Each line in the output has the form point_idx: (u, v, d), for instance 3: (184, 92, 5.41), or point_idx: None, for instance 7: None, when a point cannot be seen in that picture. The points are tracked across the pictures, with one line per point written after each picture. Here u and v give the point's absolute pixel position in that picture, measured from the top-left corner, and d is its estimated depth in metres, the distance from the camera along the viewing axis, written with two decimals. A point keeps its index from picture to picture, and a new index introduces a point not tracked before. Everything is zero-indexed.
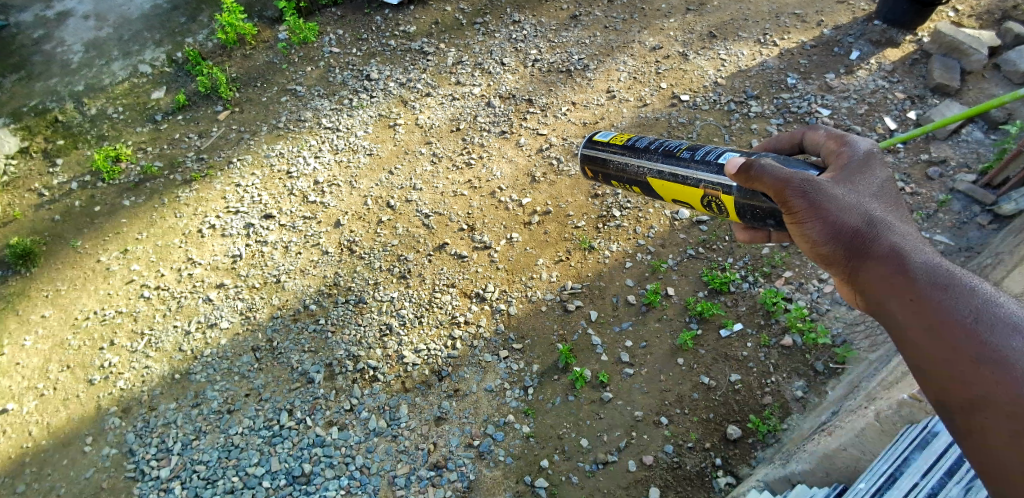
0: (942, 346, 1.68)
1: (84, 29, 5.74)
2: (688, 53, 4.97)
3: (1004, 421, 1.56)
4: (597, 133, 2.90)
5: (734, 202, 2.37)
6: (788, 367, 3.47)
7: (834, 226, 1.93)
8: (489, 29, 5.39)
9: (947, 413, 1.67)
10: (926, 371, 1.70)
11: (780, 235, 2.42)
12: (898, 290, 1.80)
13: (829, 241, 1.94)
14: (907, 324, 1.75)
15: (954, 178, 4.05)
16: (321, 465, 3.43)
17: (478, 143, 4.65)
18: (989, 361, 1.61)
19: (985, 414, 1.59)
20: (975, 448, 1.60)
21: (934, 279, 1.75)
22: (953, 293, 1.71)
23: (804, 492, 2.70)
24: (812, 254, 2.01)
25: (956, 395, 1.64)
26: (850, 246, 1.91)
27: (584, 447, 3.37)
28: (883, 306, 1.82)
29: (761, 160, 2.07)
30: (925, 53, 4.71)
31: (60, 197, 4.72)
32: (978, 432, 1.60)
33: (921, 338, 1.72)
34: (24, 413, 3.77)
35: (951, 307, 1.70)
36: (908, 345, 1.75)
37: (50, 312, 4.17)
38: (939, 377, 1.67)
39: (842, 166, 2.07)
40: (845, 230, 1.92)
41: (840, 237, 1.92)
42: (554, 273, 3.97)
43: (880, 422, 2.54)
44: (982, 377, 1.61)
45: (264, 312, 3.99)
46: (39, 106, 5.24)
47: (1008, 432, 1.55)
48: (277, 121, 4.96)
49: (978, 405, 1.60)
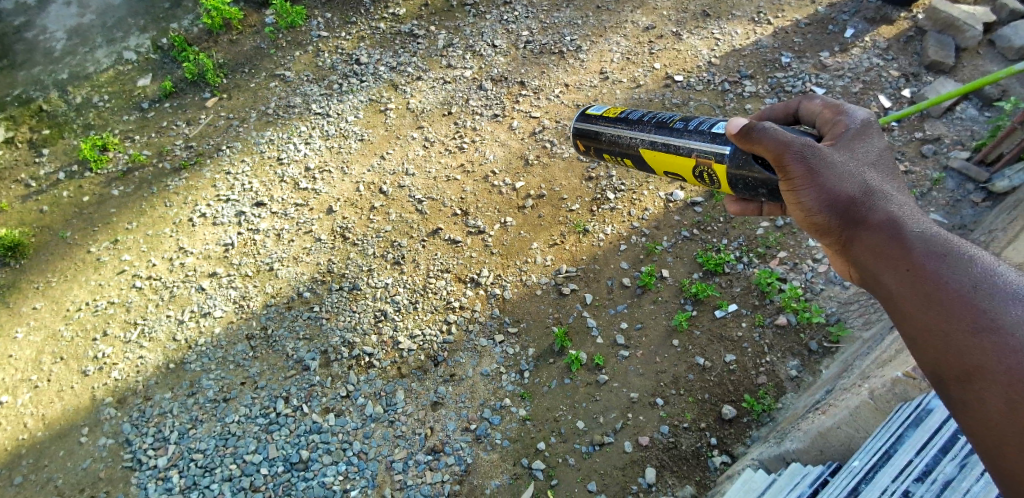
0: (939, 317, 1.68)
1: (66, 16, 5.63)
2: (681, 32, 4.92)
3: (998, 393, 1.56)
4: (591, 107, 2.88)
5: (726, 172, 2.35)
6: (782, 346, 3.48)
7: (832, 193, 1.92)
8: (480, 10, 5.32)
9: (944, 385, 1.66)
10: (921, 343, 1.70)
11: (771, 209, 2.43)
12: (894, 259, 1.80)
13: (825, 209, 1.93)
14: (904, 295, 1.75)
15: (948, 155, 4.04)
16: (319, 451, 3.44)
17: (470, 127, 4.61)
18: (986, 332, 1.61)
19: (980, 385, 1.59)
20: (968, 420, 1.61)
21: (932, 249, 1.75)
22: (951, 263, 1.71)
23: (798, 472, 2.67)
24: (806, 222, 2.00)
25: (952, 366, 1.64)
26: (847, 214, 1.90)
27: (581, 429, 3.39)
28: (879, 278, 1.82)
29: (762, 123, 2.04)
30: (920, 30, 4.68)
31: (47, 188, 4.67)
32: (972, 405, 1.60)
33: (917, 310, 1.72)
34: (19, 405, 3.76)
35: (950, 278, 1.69)
36: (904, 315, 1.75)
37: (41, 304, 4.14)
38: (935, 349, 1.67)
39: (839, 133, 2.06)
40: (842, 197, 1.91)
41: (837, 204, 1.91)
42: (548, 257, 3.96)
43: (875, 400, 2.58)
44: (980, 348, 1.61)
45: (258, 300, 3.98)
46: (23, 95, 5.17)
47: (1002, 402, 1.55)
48: (266, 107, 4.90)
49: (976, 376, 1.60)
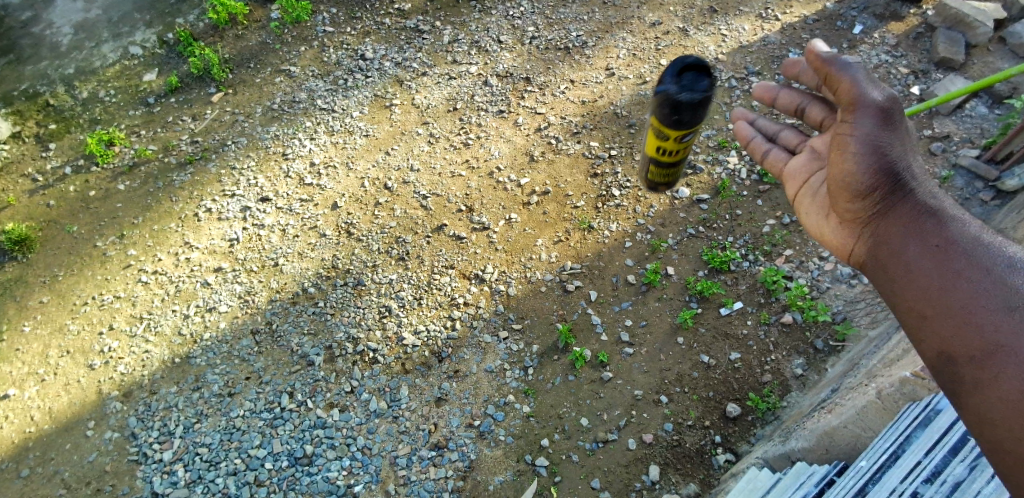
0: (968, 293, 1.85)
1: (73, 10, 5.64)
2: (688, 28, 4.90)
3: (1018, 371, 1.71)
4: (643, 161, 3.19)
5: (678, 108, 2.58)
6: (788, 345, 3.48)
7: (883, 151, 2.16)
8: (486, 5, 5.30)
9: (954, 357, 1.83)
10: (938, 311, 1.89)
11: (756, 147, 2.81)
12: (926, 233, 2.02)
13: (869, 168, 2.16)
14: (926, 266, 1.96)
15: (957, 153, 4.01)
16: (323, 447, 3.45)
17: (475, 122, 4.60)
18: (1014, 312, 1.77)
19: (995, 357, 1.75)
20: (979, 389, 1.76)
21: (965, 232, 1.97)
22: (981, 247, 1.91)
23: (804, 471, 2.66)
24: (842, 180, 2.23)
25: (971, 341, 1.80)
26: (891, 179, 2.13)
27: (585, 426, 3.39)
28: (906, 250, 2.03)
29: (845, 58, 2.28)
30: (930, 26, 4.63)
31: (54, 182, 4.69)
32: (986, 382, 1.76)
33: (944, 284, 1.90)
34: (26, 398, 3.79)
35: (979, 257, 1.88)
36: (923, 283, 1.94)
37: (48, 298, 4.16)
38: (954, 318, 1.85)
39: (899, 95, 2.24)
40: (890, 161, 2.15)
41: (884, 166, 2.14)
42: (553, 253, 3.96)
43: (881, 400, 2.53)
44: (1002, 321, 1.77)
45: (263, 295, 3.99)
46: (30, 90, 5.19)
47: (1019, 382, 1.70)
48: (271, 103, 4.91)
49: (992, 349, 1.76)
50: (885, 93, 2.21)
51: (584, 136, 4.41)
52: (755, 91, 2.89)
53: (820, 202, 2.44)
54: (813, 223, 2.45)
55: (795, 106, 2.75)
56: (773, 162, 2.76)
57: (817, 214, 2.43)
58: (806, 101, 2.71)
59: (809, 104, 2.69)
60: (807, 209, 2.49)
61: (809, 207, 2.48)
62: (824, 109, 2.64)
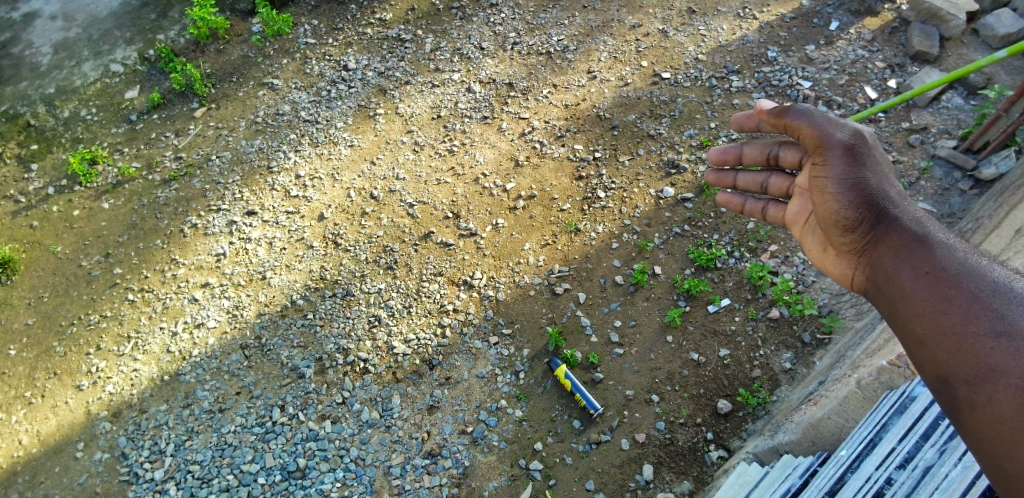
0: (956, 318, 1.88)
1: (53, 30, 5.60)
2: (668, 30, 4.94)
3: (1010, 394, 1.74)
4: (593, 409, 3.39)
5: (534, 318, 3.77)
6: (776, 340, 3.52)
7: (859, 184, 2.24)
8: (466, 13, 5.33)
9: (954, 384, 1.84)
10: (934, 339, 1.91)
11: (753, 209, 2.80)
12: (915, 259, 2.05)
13: (850, 202, 2.23)
14: (920, 292, 1.98)
15: (935, 144, 4.06)
16: (316, 459, 3.44)
17: (459, 129, 4.62)
18: (1002, 337, 1.80)
19: (993, 384, 1.77)
20: (979, 416, 1.78)
21: (951, 255, 1.99)
22: (969, 272, 1.93)
23: (790, 463, 2.69)
24: (830, 217, 2.29)
25: (968, 364, 1.82)
26: (873, 209, 2.18)
27: (578, 428, 3.41)
28: (899, 277, 2.06)
29: (797, 107, 2.41)
30: (904, 20, 4.70)
31: (37, 203, 4.66)
32: (982, 405, 1.78)
33: (936, 311, 1.92)
34: (13, 422, 3.75)
35: (967, 284, 1.91)
36: (918, 311, 1.97)
37: (33, 319, 4.13)
38: (949, 344, 1.87)
39: (864, 128, 2.34)
40: (868, 193, 2.22)
41: (864, 198, 2.21)
42: (541, 257, 3.97)
43: (862, 389, 2.59)
44: (994, 348, 1.80)
45: (252, 310, 3.97)
46: (10, 111, 5.15)
47: (1013, 404, 1.73)
48: (254, 116, 4.90)
49: (987, 374, 1.78)
50: (847, 129, 2.31)
51: (568, 139, 4.44)
52: (714, 157, 2.81)
53: (818, 235, 2.48)
54: (814, 255, 2.48)
55: (766, 156, 2.70)
56: (776, 215, 2.71)
57: (816, 247, 2.47)
58: (776, 148, 2.67)
59: (782, 150, 2.65)
60: (808, 244, 2.52)
61: (809, 241, 2.51)
62: (798, 148, 2.61)
